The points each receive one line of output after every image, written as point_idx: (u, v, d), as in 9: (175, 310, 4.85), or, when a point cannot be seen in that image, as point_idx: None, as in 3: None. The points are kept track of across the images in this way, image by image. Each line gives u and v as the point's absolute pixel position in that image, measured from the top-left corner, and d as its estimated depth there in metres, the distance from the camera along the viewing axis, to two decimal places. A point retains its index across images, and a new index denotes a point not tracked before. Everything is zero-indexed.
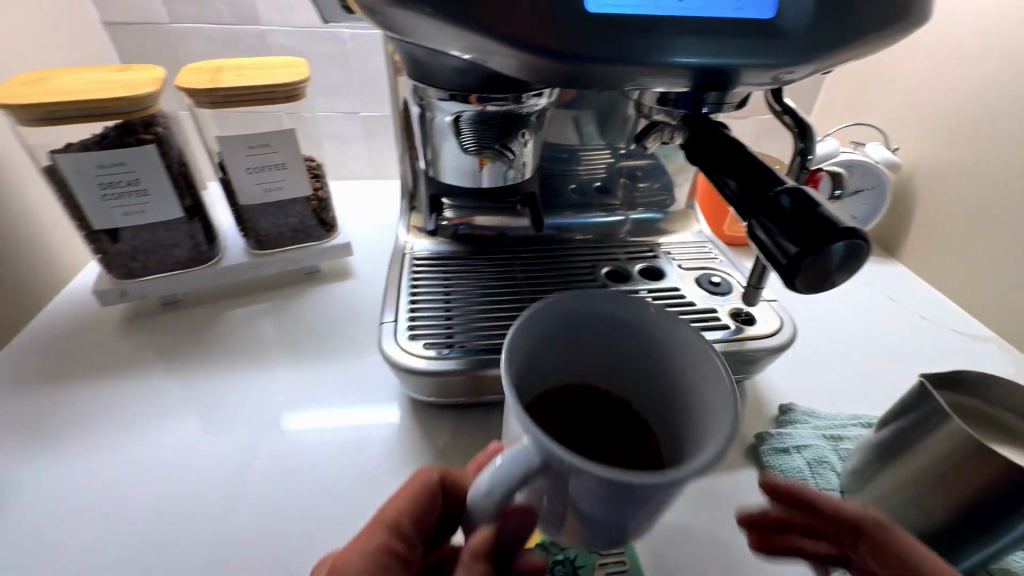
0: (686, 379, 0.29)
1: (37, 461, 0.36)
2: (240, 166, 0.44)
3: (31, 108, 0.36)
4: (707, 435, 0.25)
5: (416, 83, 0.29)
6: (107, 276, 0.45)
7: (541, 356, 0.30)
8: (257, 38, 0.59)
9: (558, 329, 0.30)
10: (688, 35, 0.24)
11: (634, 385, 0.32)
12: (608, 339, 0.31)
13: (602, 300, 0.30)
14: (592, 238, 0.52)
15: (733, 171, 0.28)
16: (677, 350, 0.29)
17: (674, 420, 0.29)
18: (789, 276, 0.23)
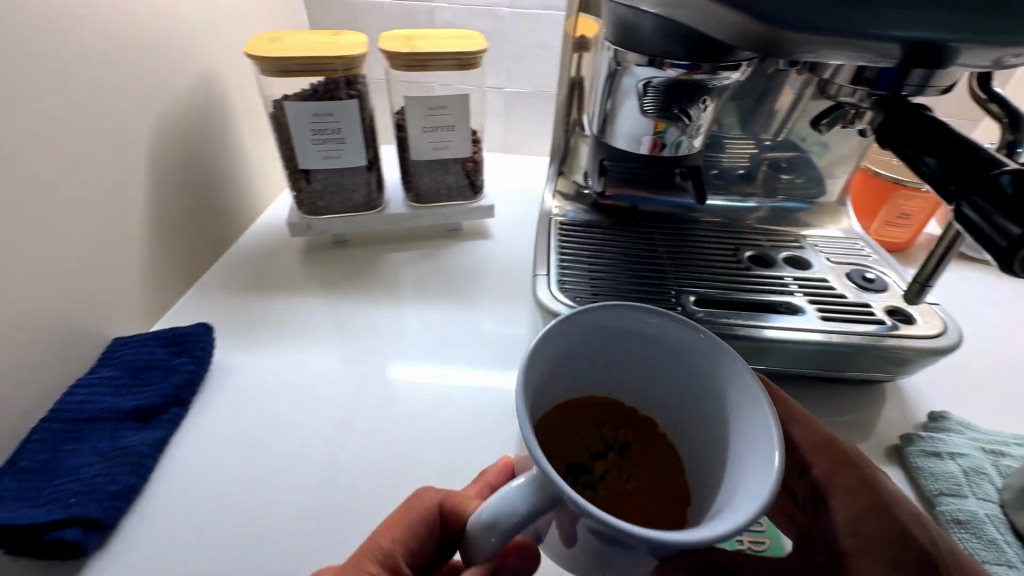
0: (722, 408, 0.26)
1: (246, 350, 0.43)
2: (418, 125, 0.49)
3: (276, 61, 0.43)
4: (736, 485, 0.22)
5: (617, 47, 0.32)
6: (297, 211, 0.53)
7: (563, 370, 0.28)
8: (427, 15, 0.65)
9: (593, 339, 0.28)
10: (916, 7, 0.25)
11: (661, 398, 0.30)
12: (634, 353, 0.29)
13: (629, 315, 0.27)
14: (722, 221, 0.52)
15: (933, 148, 0.28)
16: (720, 385, 0.26)
17: (703, 439, 0.27)
18: (1008, 259, 0.24)
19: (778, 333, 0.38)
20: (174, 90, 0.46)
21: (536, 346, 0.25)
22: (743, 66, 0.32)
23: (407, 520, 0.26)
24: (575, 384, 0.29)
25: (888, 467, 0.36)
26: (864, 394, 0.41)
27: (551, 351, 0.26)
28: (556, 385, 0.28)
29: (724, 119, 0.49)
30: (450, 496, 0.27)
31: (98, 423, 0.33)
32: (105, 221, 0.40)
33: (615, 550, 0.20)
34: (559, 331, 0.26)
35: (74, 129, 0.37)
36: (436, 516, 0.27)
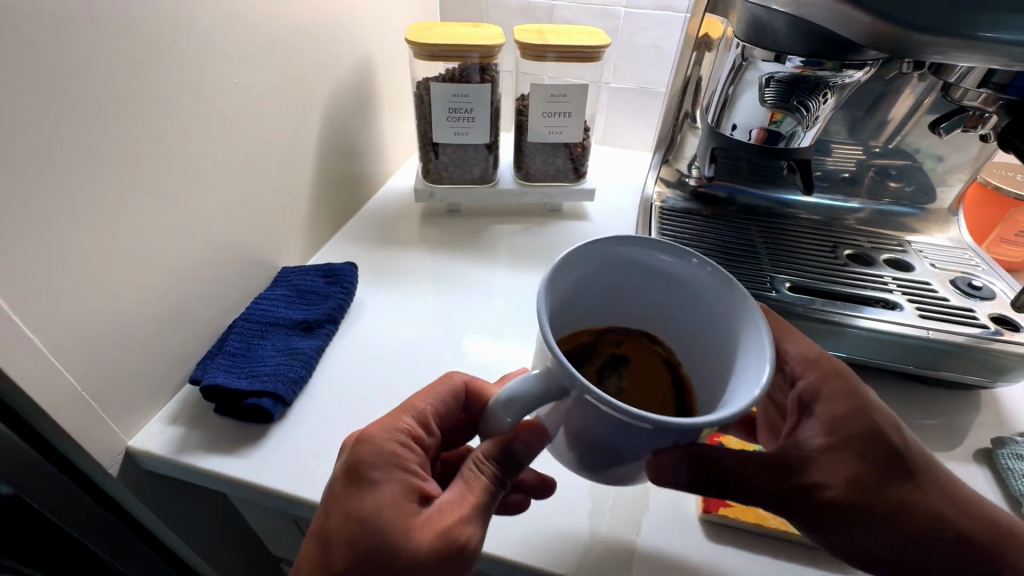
0: (727, 337, 0.29)
1: (378, 291, 0.51)
2: (539, 110, 0.55)
3: (430, 47, 0.50)
4: (734, 391, 0.26)
5: (746, 44, 0.36)
6: (422, 180, 0.60)
7: (582, 299, 0.32)
8: (548, 13, 0.71)
9: (608, 273, 0.32)
10: None
11: (671, 332, 0.33)
12: (648, 290, 0.32)
13: (643, 252, 0.31)
14: (819, 219, 0.53)
15: None
16: (724, 313, 0.29)
17: (711, 365, 0.30)
18: None
19: (872, 324, 0.39)
20: (340, 68, 0.55)
21: (558, 268, 0.29)
22: (866, 67, 0.35)
23: (440, 389, 0.32)
24: (592, 315, 0.33)
25: (974, 466, 0.37)
26: (956, 398, 0.42)
27: (572, 276, 0.30)
28: (575, 312, 0.32)
29: (831, 124, 0.50)
30: (475, 381, 0.33)
31: (276, 328, 0.42)
32: (287, 171, 0.49)
33: (616, 433, 0.24)
34: (581, 259, 0.30)
35: (279, 94, 0.46)
36: (462, 393, 0.33)
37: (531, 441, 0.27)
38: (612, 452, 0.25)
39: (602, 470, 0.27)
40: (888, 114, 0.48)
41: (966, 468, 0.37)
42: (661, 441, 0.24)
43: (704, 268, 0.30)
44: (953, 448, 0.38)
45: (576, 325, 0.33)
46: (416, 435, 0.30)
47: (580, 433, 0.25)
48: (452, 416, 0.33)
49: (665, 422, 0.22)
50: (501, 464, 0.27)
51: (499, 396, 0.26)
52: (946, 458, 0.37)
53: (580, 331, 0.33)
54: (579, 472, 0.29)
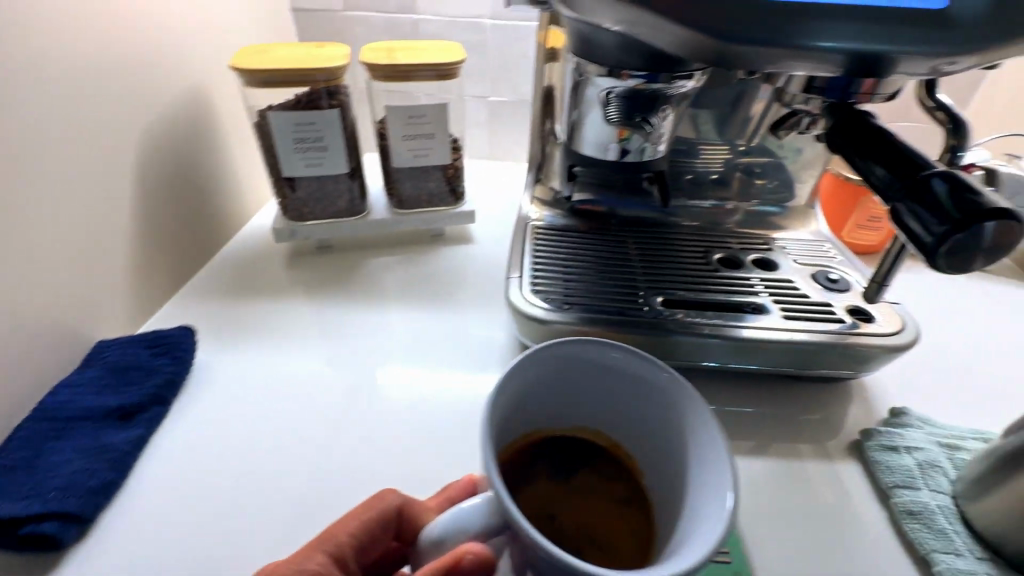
0: (675, 440, 0.32)
1: (228, 354, 0.44)
2: (398, 133, 0.51)
3: (258, 72, 0.44)
4: (695, 517, 0.27)
5: (578, 59, 0.34)
6: (281, 217, 0.54)
7: (538, 400, 0.35)
8: (412, 27, 0.67)
9: (567, 373, 0.34)
10: (838, 22, 0.27)
11: (629, 432, 0.36)
12: (608, 387, 0.35)
13: (596, 350, 0.34)
14: (699, 225, 0.54)
15: (880, 158, 0.29)
16: (675, 414, 0.32)
17: (666, 469, 0.33)
18: (931, 254, 0.24)
19: (742, 331, 0.39)
20: (159, 100, 0.48)
21: (519, 365, 0.32)
22: (697, 77, 0.34)
23: (369, 515, 0.29)
24: (547, 412, 0.36)
25: (848, 463, 0.37)
26: (827, 391, 0.42)
27: (525, 380, 0.33)
28: (528, 411, 0.35)
29: (701, 122, 0.50)
30: (411, 502, 0.31)
31: (80, 423, 0.35)
32: (88, 225, 0.41)
33: None
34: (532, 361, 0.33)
35: (59, 138, 0.39)
36: (395, 517, 0.30)
37: (472, 574, 0.26)
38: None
39: None
40: (751, 112, 0.49)
41: (840, 467, 0.37)
42: None
43: (660, 371, 0.32)
44: (828, 447, 0.38)
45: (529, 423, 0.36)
46: (330, 573, 0.28)
47: (531, 572, 0.26)
48: (383, 543, 0.30)
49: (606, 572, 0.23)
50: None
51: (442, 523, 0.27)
52: (821, 459, 0.37)
53: (535, 430, 0.36)
54: None
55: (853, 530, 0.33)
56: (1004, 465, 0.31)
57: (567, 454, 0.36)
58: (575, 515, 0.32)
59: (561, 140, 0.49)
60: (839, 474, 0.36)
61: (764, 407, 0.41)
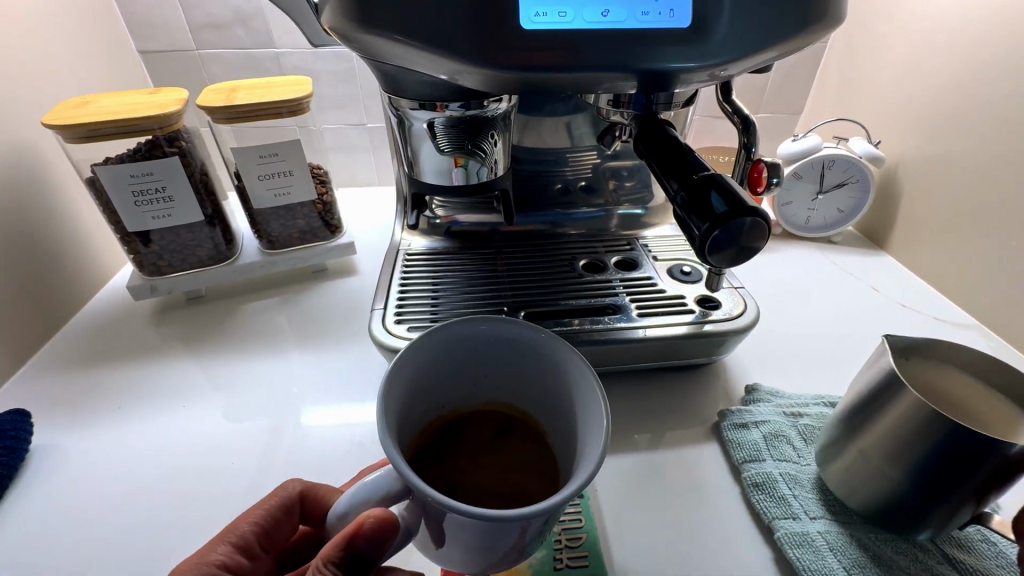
0: (568, 394, 0.33)
1: (79, 430, 0.41)
2: (253, 174, 0.49)
3: (79, 127, 0.42)
4: (581, 461, 0.28)
5: (390, 95, 0.34)
6: (139, 274, 0.51)
7: (441, 381, 0.35)
8: (274, 61, 0.66)
9: (462, 351, 0.35)
10: (610, 46, 0.28)
11: (533, 396, 0.36)
12: (503, 359, 0.35)
13: (484, 325, 0.34)
14: (587, 232, 0.56)
15: (675, 171, 0.31)
16: (563, 372, 0.33)
17: (564, 427, 0.33)
18: (703, 252, 0.28)
19: (598, 337, 0.41)
20: None
21: (415, 344, 0.32)
22: (507, 99, 0.36)
23: (271, 501, 0.32)
24: (454, 390, 0.36)
25: (708, 445, 0.39)
26: (691, 379, 0.45)
27: (419, 367, 0.33)
28: (433, 393, 0.35)
29: (576, 127, 0.52)
30: (312, 486, 0.33)
31: None
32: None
33: (472, 535, 0.25)
34: (421, 347, 0.32)
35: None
36: (298, 500, 0.33)
37: (374, 535, 0.27)
38: (487, 549, 0.26)
39: (472, 559, 0.28)
40: None
41: (700, 449, 0.39)
42: (510, 533, 0.25)
43: (542, 332, 0.33)
44: (691, 432, 0.40)
45: (438, 406, 0.36)
46: (235, 559, 0.30)
47: (442, 536, 0.27)
48: (289, 526, 0.33)
49: (504, 512, 0.24)
50: (346, 566, 0.27)
51: (342, 501, 0.28)
52: (685, 444, 0.39)
53: (447, 411, 0.37)
54: (448, 561, 0.29)
55: (708, 509, 0.35)
56: (845, 429, 0.33)
57: (480, 429, 0.37)
58: (487, 479, 0.33)
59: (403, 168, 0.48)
60: (699, 456, 0.39)
61: (633, 404, 0.43)
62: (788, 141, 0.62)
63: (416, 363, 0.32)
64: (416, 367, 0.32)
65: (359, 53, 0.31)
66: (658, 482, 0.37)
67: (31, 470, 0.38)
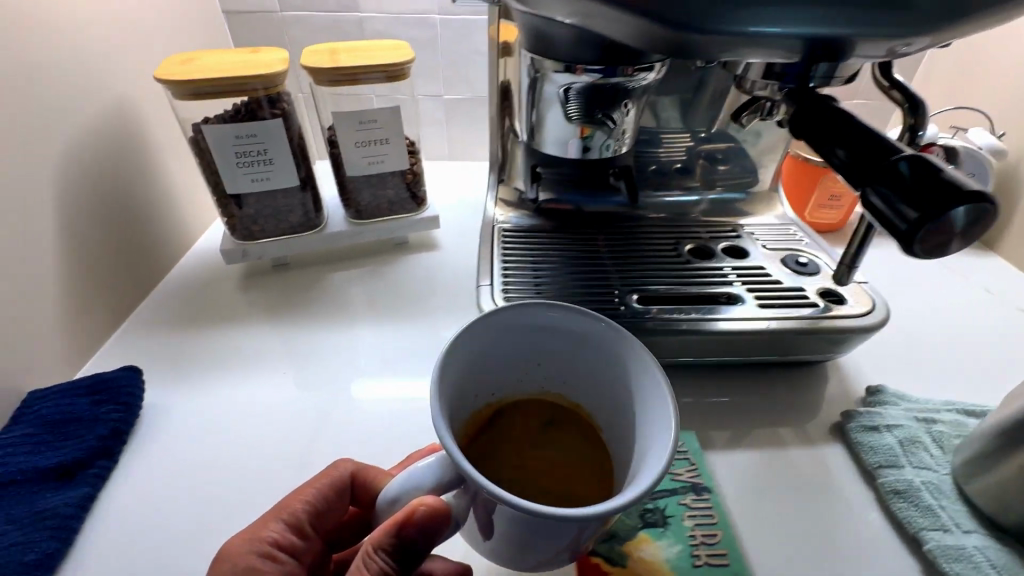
0: (626, 391, 0.31)
1: (179, 388, 0.41)
2: (350, 140, 0.48)
3: (188, 84, 0.41)
4: (645, 463, 0.26)
5: (534, 55, 0.33)
6: (231, 238, 0.50)
7: (493, 367, 0.33)
8: (356, 25, 0.64)
9: (517, 337, 0.32)
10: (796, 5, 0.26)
11: (588, 389, 0.34)
12: (557, 348, 0.33)
13: (544, 311, 0.32)
14: (666, 216, 0.53)
15: (841, 139, 0.30)
16: (625, 366, 0.30)
17: (621, 425, 0.31)
18: (908, 242, 0.25)
19: (713, 324, 0.39)
20: (80, 119, 0.43)
21: (471, 325, 0.30)
22: (657, 67, 0.33)
23: (321, 482, 0.31)
24: (506, 378, 0.34)
25: (832, 446, 0.37)
26: (802, 376, 0.43)
27: (473, 353, 0.31)
28: (484, 379, 0.33)
29: (663, 109, 0.49)
30: (362, 468, 0.32)
31: (14, 487, 0.31)
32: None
33: (527, 532, 0.24)
34: (477, 331, 0.30)
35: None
36: (348, 484, 0.31)
37: (428, 524, 0.25)
38: (540, 547, 0.25)
39: (522, 555, 0.26)
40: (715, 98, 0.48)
41: (823, 450, 0.37)
42: (566, 534, 0.23)
43: (603, 322, 0.31)
44: (810, 432, 0.38)
45: (489, 392, 0.34)
46: (286, 541, 0.29)
47: (494, 530, 0.25)
48: (341, 508, 0.31)
49: (567, 512, 0.22)
50: (399, 553, 0.26)
51: (395, 484, 0.27)
52: (805, 444, 0.37)
53: (496, 399, 0.34)
54: (497, 556, 0.27)
55: (841, 514, 0.33)
56: (1001, 442, 0.31)
57: (528, 420, 0.34)
58: (538, 476, 0.30)
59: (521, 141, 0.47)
60: (823, 458, 0.37)
61: (744, 399, 0.41)
62: None
63: (472, 344, 0.30)
64: (472, 350, 0.30)
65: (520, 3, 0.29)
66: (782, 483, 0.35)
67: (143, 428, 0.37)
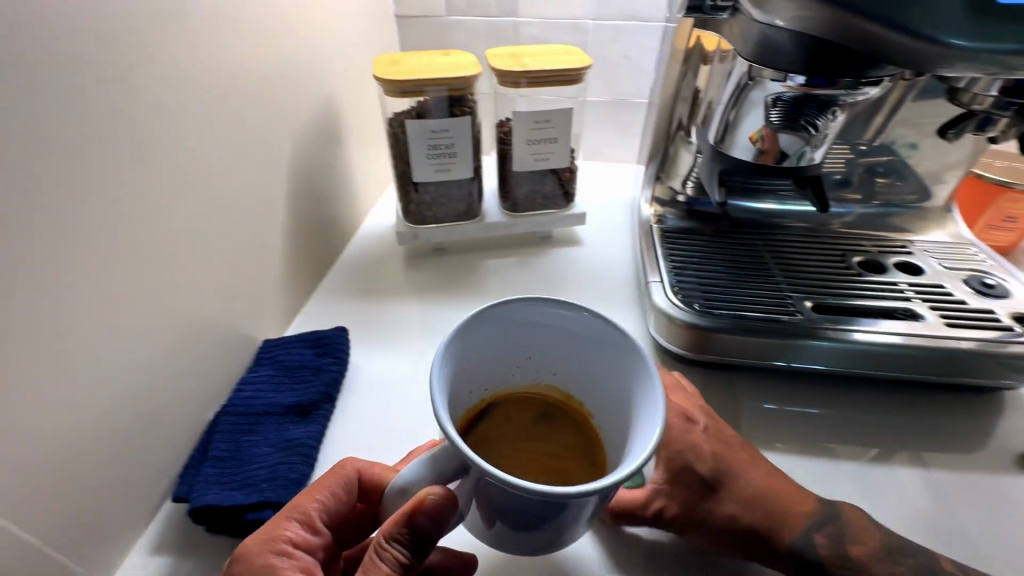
0: (619, 386, 0.33)
1: (370, 356, 0.46)
2: (522, 138, 0.52)
3: (400, 83, 0.46)
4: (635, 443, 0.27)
5: (754, 63, 0.33)
6: (404, 222, 0.56)
7: (488, 363, 0.35)
8: (512, 29, 0.68)
9: (505, 333, 0.34)
10: None
11: (582, 380, 0.36)
12: (544, 342, 0.35)
13: (533, 309, 0.33)
14: (807, 227, 0.51)
15: None
16: (619, 357, 0.32)
17: (616, 415, 0.33)
18: None
19: (896, 338, 0.38)
20: (301, 110, 0.50)
21: (469, 324, 0.32)
22: (881, 83, 0.33)
23: (331, 481, 0.31)
24: (496, 373, 0.36)
25: (1019, 478, 0.36)
26: (981, 403, 0.41)
27: (467, 354, 0.33)
28: (478, 374, 0.35)
29: None
30: (369, 466, 0.32)
31: (269, 417, 0.37)
32: (247, 233, 0.43)
33: (525, 511, 0.25)
34: (469, 332, 0.32)
35: (228, 156, 0.40)
36: (357, 484, 0.32)
37: (435, 512, 0.26)
38: (548, 530, 0.26)
39: (523, 539, 0.27)
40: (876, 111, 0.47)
41: (1009, 482, 0.36)
42: (561, 509, 0.24)
43: (592, 317, 0.32)
44: (994, 462, 0.37)
45: (481, 387, 0.36)
46: (300, 538, 0.29)
47: (497, 513, 0.26)
48: (350, 506, 0.32)
49: (557, 488, 0.23)
50: (408, 543, 0.27)
51: (396, 481, 0.28)
52: (988, 473, 0.37)
53: (488, 394, 0.36)
54: (501, 542, 0.28)
55: None
56: None
57: (519, 414, 0.37)
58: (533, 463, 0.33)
59: (695, 142, 0.48)
60: (1009, 489, 0.36)
61: (919, 419, 0.40)
62: None
63: (467, 343, 0.32)
64: (467, 347, 0.32)
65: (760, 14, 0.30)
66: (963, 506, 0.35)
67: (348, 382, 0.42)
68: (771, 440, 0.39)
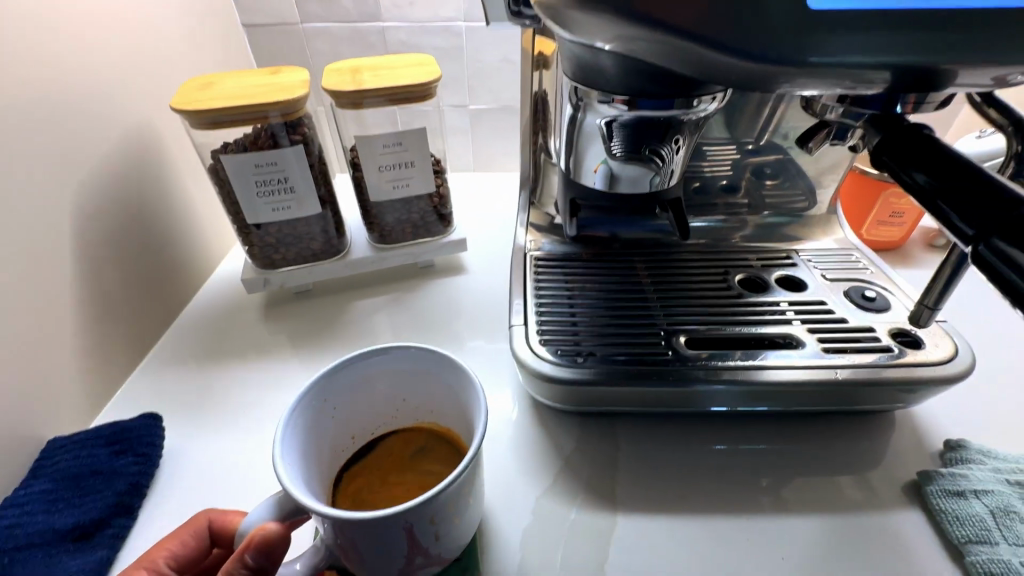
0: (467, 413, 0.29)
1: (190, 430, 0.38)
2: (374, 164, 0.45)
3: (205, 114, 0.39)
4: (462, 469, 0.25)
5: (577, 84, 0.29)
6: (251, 266, 0.48)
7: (355, 409, 0.32)
8: (378, 35, 0.61)
9: (368, 378, 0.32)
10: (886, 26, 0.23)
11: (448, 414, 0.32)
12: (409, 379, 0.32)
13: (387, 352, 0.31)
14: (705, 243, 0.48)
15: (920, 160, 0.27)
16: (462, 386, 0.29)
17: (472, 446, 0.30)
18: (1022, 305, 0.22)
19: (772, 372, 0.35)
20: (97, 147, 0.42)
21: (319, 379, 0.29)
22: (716, 96, 0.29)
23: (176, 532, 0.28)
24: (376, 414, 0.33)
25: (908, 511, 0.33)
26: (869, 425, 0.38)
27: (317, 401, 0.29)
28: (350, 421, 0.32)
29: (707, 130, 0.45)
30: (222, 512, 0.29)
31: (33, 549, 0.30)
32: (15, 310, 0.35)
33: (368, 543, 0.24)
34: (319, 386, 0.29)
35: None
36: (207, 533, 0.29)
37: (266, 553, 0.24)
38: (382, 557, 0.25)
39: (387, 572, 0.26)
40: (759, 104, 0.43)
41: (897, 516, 0.33)
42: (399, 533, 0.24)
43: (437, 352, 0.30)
44: (882, 494, 0.34)
45: (363, 430, 0.33)
46: None
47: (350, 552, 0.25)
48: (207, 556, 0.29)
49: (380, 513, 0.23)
50: None
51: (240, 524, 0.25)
52: (876, 508, 0.34)
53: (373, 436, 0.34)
54: None
55: None
56: None
57: (404, 451, 0.33)
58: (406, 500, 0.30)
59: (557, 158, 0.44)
60: (897, 526, 0.33)
61: (806, 451, 0.37)
62: (970, 138, 0.52)
63: (321, 399, 0.30)
64: (324, 402, 0.30)
65: (570, 34, 0.26)
66: (848, 551, 0.32)
67: (157, 489, 0.34)
68: (650, 497, 0.34)
